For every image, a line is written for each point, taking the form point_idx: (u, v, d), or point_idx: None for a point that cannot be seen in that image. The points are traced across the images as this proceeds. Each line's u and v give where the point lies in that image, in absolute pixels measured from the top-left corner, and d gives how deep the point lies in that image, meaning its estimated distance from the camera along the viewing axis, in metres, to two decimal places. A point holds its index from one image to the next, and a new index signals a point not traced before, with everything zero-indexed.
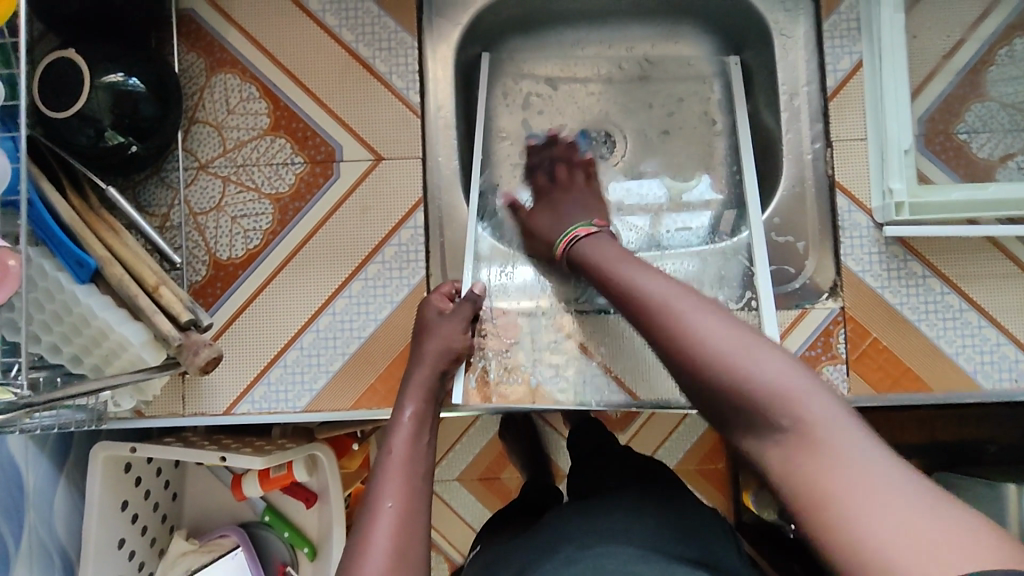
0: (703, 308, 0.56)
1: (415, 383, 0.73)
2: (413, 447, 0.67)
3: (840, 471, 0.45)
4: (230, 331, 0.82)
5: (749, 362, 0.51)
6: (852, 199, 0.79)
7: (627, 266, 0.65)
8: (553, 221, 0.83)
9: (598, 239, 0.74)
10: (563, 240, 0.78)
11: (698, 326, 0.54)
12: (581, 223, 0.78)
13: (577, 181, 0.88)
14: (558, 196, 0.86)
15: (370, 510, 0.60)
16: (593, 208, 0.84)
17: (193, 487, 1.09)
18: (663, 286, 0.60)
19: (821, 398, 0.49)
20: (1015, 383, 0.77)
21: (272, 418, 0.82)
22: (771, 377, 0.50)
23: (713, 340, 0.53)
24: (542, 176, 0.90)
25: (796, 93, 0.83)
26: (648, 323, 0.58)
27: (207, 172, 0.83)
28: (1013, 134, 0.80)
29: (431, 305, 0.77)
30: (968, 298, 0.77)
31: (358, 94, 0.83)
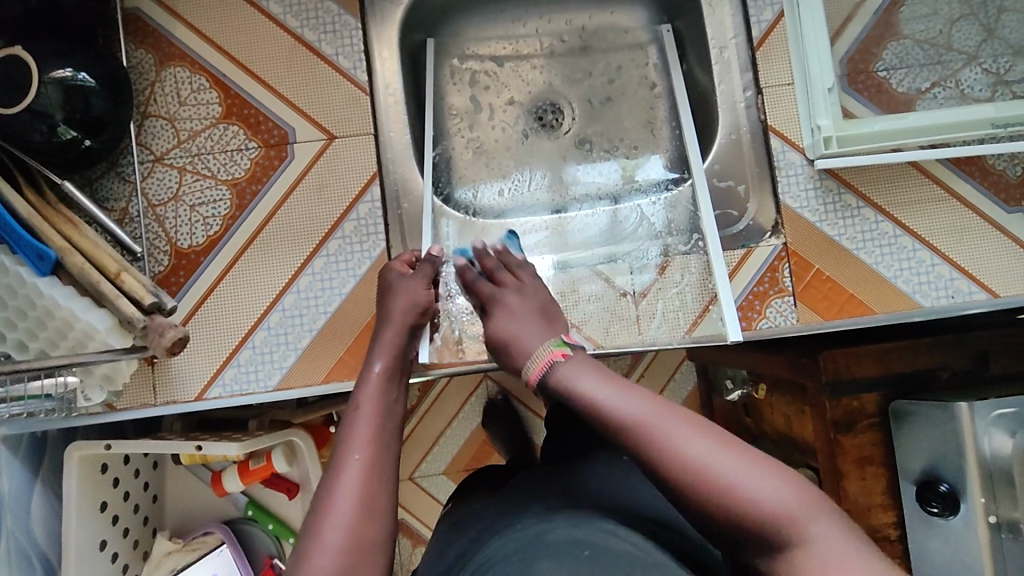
0: (682, 424, 0.57)
1: (384, 342, 0.75)
2: (382, 403, 0.68)
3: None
4: (197, 316, 0.83)
5: (743, 479, 0.54)
6: (785, 140, 0.83)
7: (593, 379, 0.63)
8: (513, 331, 0.73)
9: (576, 363, 0.66)
10: (533, 369, 0.68)
11: (687, 446, 0.55)
12: (555, 341, 0.69)
13: (531, 288, 0.79)
14: (505, 297, 0.78)
15: (337, 462, 0.62)
16: (549, 311, 0.76)
17: (173, 488, 1.09)
18: (649, 411, 0.58)
19: (809, 502, 0.53)
20: (951, 300, 0.82)
21: (244, 399, 0.83)
22: (768, 498, 0.53)
23: (707, 463, 0.55)
24: (487, 284, 0.80)
25: (726, 46, 0.87)
26: (633, 447, 0.58)
27: (162, 164, 0.85)
28: (928, 68, 0.85)
29: (390, 268, 0.80)
30: (901, 225, 0.83)
31: (307, 77, 0.85)
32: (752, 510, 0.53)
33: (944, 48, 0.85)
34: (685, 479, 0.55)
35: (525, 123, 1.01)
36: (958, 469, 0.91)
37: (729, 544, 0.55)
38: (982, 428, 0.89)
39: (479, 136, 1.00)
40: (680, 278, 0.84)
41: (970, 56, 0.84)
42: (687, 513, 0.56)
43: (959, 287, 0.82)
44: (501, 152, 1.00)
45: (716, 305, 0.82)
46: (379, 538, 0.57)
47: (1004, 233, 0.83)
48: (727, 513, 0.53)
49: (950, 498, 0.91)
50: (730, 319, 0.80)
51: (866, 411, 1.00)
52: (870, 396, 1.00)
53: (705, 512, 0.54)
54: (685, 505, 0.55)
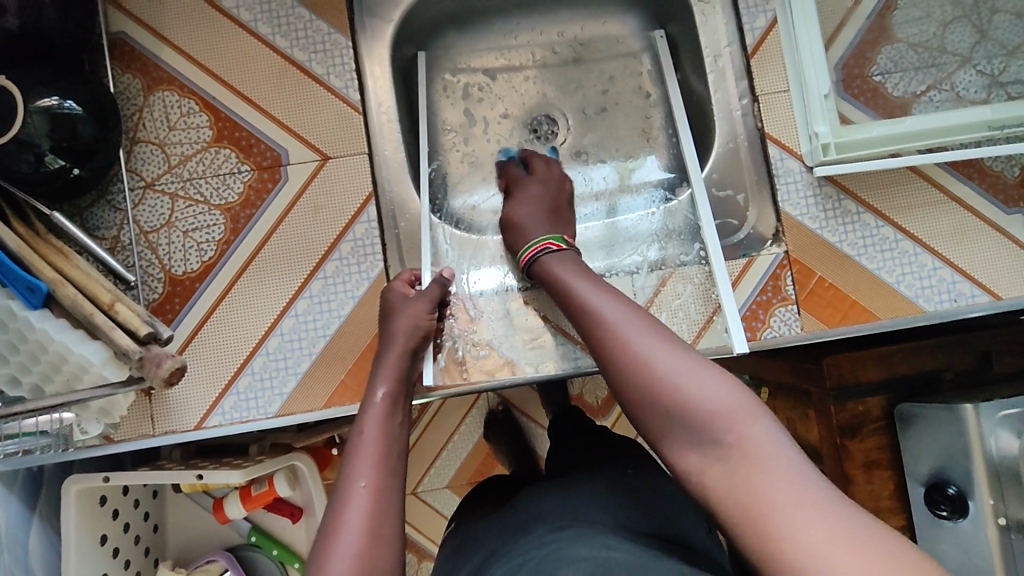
0: (644, 326, 0.62)
1: (387, 366, 0.73)
2: (386, 427, 0.67)
3: (765, 473, 0.51)
4: (193, 343, 0.82)
5: (680, 374, 0.57)
6: (784, 148, 0.83)
7: (577, 280, 0.71)
8: (524, 218, 0.84)
9: (565, 257, 0.75)
10: (527, 250, 0.79)
11: (634, 338, 0.61)
12: (552, 235, 0.80)
13: (553, 177, 0.90)
14: (523, 186, 0.89)
15: (342, 490, 0.60)
16: (562, 217, 0.86)
17: (174, 516, 1.08)
18: (610, 305, 0.65)
19: (739, 405, 0.55)
20: (954, 303, 0.82)
21: (244, 427, 0.82)
22: (702, 393, 0.56)
23: (653, 358, 0.59)
24: (513, 168, 0.93)
25: (720, 54, 0.87)
26: (591, 328, 0.64)
27: (154, 190, 0.84)
28: (923, 71, 0.85)
29: (393, 290, 0.79)
30: (902, 229, 0.82)
31: (298, 98, 0.84)
32: (681, 398, 0.56)
33: (937, 51, 0.85)
34: (629, 372, 0.60)
35: (520, 136, 1.00)
36: (966, 471, 0.91)
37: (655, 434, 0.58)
38: (989, 427, 0.88)
39: (474, 150, 0.99)
40: (683, 288, 0.83)
41: (964, 58, 0.84)
42: (623, 398, 0.60)
43: (962, 291, 0.82)
44: (497, 165, 0.99)
45: (720, 314, 0.81)
46: (388, 570, 0.56)
47: (1003, 234, 0.83)
48: (665, 402, 0.57)
49: (959, 501, 0.91)
50: (735, 330, 0.79)
51: (872, 415, 1.00)
52: (876, 399, 1.00)
53: (637, 398, 0.59)
54: (623, 390, 0.60)
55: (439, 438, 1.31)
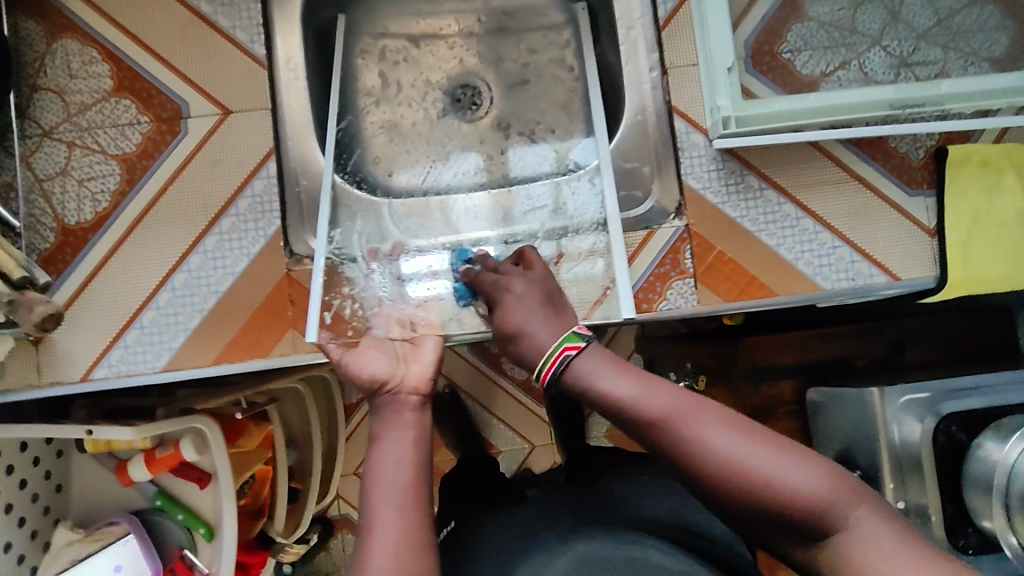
0: (710, 420, 0.57)
1: (388, 398, 0.65)
2: (402, 464, 0.58)
3: (882, 560, 0.50)
4: (83, 295, 0.81)
5: (774, 470, 0.54)
6: (688, 122, 0.82)
7: (618, 377, 0.63)
8: (521, 321, 0.70)
9: (590, 354, 0.65)
10: (545, 368, 0.66)
11: (710, 441, 0.56)
12: (566, 335, 0.67)
13: (538, 272, 0.77)
14: (506, 288, 0.75)
15: (365, 535, 0.53)
16: (554, 298, 0.74)
17: (80, 479, 1.07)
18: (675, 407, 0.58)
19: (838, 489, 0.53)
20: (852, 283, 0.82)
21: (131, 381, 0.81)
22: (808, 488, 0.53)
23: (736, 458, 0.55)
24: (490, 275, 0.79)
25: (633, 26, 0.86)
26: (662, 441, 0.58)
27: (50, 138, 0.82)
28: (832, 50, 0.84)
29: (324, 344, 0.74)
30: (803, 207, 0.82)
31: (202, 50, 0.83)
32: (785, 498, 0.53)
33: (848, 31, 0.84)
34: (718, 481, 0.55)
35: (442, 105, 0.99)
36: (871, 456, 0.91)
37: (777, 539, 0.55)
38: (893, 414, 0.85)
39: (392, 118, 0.98)
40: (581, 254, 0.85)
41: (873, 39, 0.84)
42: (716, 505, 0.57)
43: (861, 270, 0.82)
44: (417, 133, 0.98)
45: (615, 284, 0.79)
46: None
47: (905, 216, 0.83)
48: (773, 509, 0.54)
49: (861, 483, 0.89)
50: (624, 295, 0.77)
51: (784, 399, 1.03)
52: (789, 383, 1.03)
53: (735, 502, 0.55)
54: (715, 498, 0.56)
55: None
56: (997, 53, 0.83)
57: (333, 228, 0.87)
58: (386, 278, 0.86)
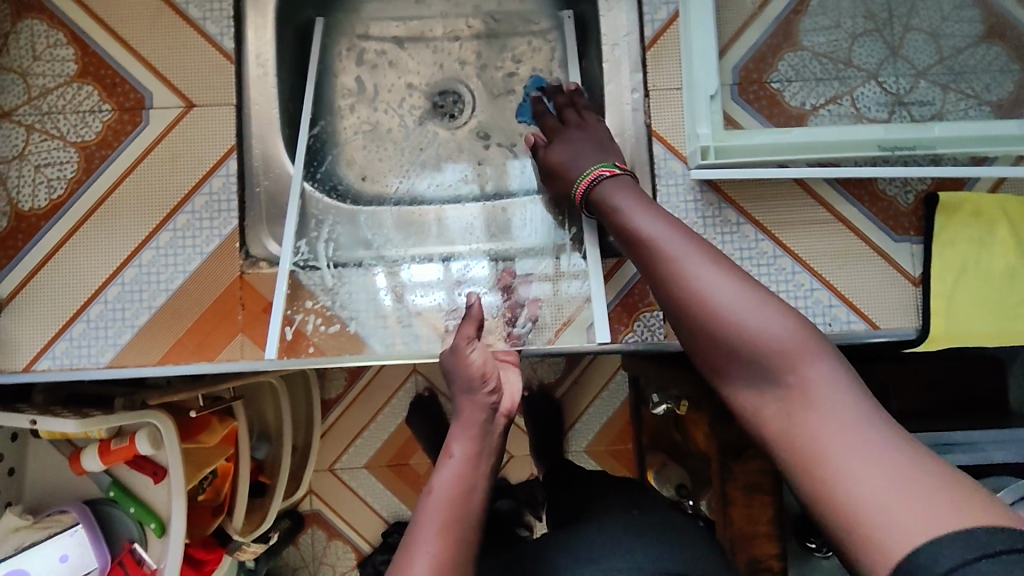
0: (701, 254, 0.61)
1: (466, 422, 0.68)
2: (462, 487, 0.62)
3: (823, 420, 0.49)
4: (31, 285, 0.79)
5: (748, 316, 0.55)
6: (668, 147, 0.79)
7: (650, 217, 0.66)
8: (569, 156, 0.78)
9: (618, 181, 0.72)
10: (581, 184, 0.75)
11: (696, 277, 0.59)
12: (603, 163, 0.74)
13: (590, 123, 0.80)
14: (567, 133, 0.80)
15: (405, 553, 0.57)
16: (608, 143, 0.77)
17: (35, 463, 1.05)
18: (672, 234, 0.63)
19: (812, 346, 0.53)
20: (828, 327, 0.78)
21: (74, 375, 0.78)
22: (773, 340, 0.54)
23: (717, 302, 0.57)
24: (556, 119, 0.83)
25: (618, 43, 0.82)
26: (655, 258, 0.63)
27: (10, 120, 0.80)
28: (825, 82, 0.80)
29: (458, 333, 0.74)
30: (781, 244, 0.78)
31: (170, 41, 0.80)
32: (751, 342, 0.55)
33: (843, 63, 0.80)
34: (695, 317, 0.58)
35: (422, 109, 0.96)
36: None
37: (739, 383, 0.56)
38: None
39: (371, 119, 0.95)
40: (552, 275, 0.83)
41: (869, 74, 0.80)
42: (692, 341, 0.59)
43: (838, 315, 0.78)
44: (395, 137, 0.95)
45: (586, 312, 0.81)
46: None
47: (890, 263, 0.79)
48: (730, 338, 0.56)
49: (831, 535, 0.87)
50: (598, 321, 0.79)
51: None
52: None
53: (712, 327, 0.57)
54: (694, 334, 0.59)
55: (364, 416, 1.42)
56: (998, 97, 0.79)
57: (299, 239, 0.84)
58: (357, 280, 0.84)
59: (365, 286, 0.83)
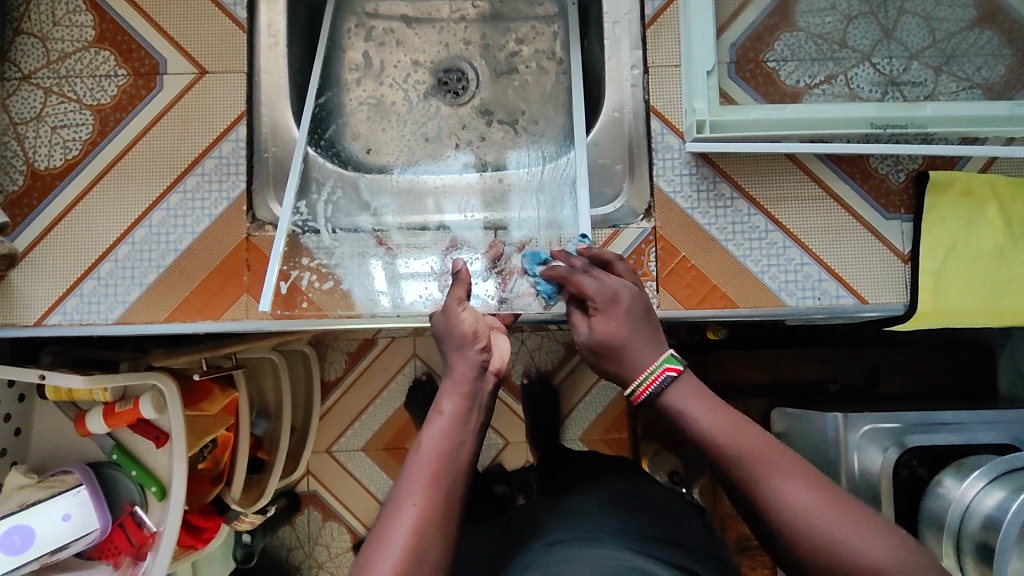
0: (794, 477, 0.57)
1: (458, 380, 0.69)
2: (450, 444, 0.63)
3: None
4: (44, 242, 0.81)
5: (850, 540, 0.54)
6: (665, 122, 0.81)
7: (705, 412, 0.62)
8: (616, 333, 0.66)
9: (687, 384, 0.64)
10: (641, 386, 0.65)
11: (791, 497, 0.56)
12: (665, 355, 0.65)
13: (621, 283, 0.69)
14: (609, 302, 0.68)
15: (393, 504, 0.59)
16: (652, 323, 0.68)
17: (40, 425, 1.07)
18: (760, 454, 0.59)
19: (918, 567, 0.53)
20: (817, 302, 0.80)
21: (83, 331, 0.81)
22: (878, 562, 0.53)
23: (816, 522, 0.55)
24: (584, 279, 0.70)
25: (619, 21, 0.85)
26: (742, 482, 0.59)
27: (30, 83, 0.83)
28: (819, 63, 0.82)
29: (452, 301, 0.73)
30: (773, 220, 0.80)
31: (184, 9, 0.83)
32: (854, 572, 0.53)
33: (837, 45, 0.82)
34: (794, 543, 0.55)
35: (428, 86, 0.99)
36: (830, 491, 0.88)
37: None
38: (855, 439, 0.87)
39: (377, 95, 0.98)
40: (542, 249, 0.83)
41: (863, 55, 0.82)
42: (783, 557, 0.57)
43: (827, 290, 0.80)
44: (400, 113, 0.98)
45: None
46: None
47: (880, 240, 0.80)
48: (831, 562, 0.54)
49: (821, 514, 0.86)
50: None
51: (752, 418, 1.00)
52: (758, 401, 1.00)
53: (807, 564, 0.55)
54: (783, 550, 0.56)
55: (362, 399, 1.44)
56: (989, 79, 0.81)
57: (300, 200, 0.85)
58: (354, 246, 0.84)
59: (365, 251, 0.84)
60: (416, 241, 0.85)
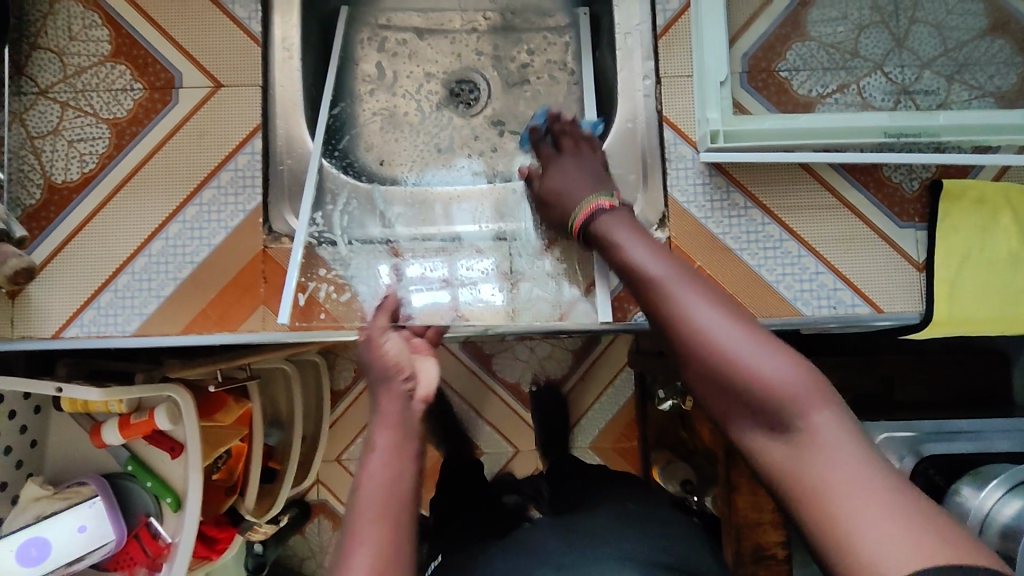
0: (703, 296, 0.66)
1: (390, 410, 0.68)
2: (392, 475, 0.63)
3: (823, 456, 0.55)
4: (61, 255, 0.82)
5: (750, 356, 0.61)
6: (678, 132, 0.82)
7: (640, 249, 0.72)
8: (562, 185, 0.81)
9: (618, 216, 0.76)
10: (581, 211, 0.78)
11: (697, 311, 0.64)
12: (603, 192, 0.78)
13: (584, 152, 0.83)
14: (562, 165, 0.83)
15: (343, 550, 0.57)
16: (601, 174, 0.81)
17: (56, 436, 1.08)
18: (673, 274, 0.68)
19: (811, 384, 0.59)
20: (833, 310, 0.80)
21: (100, 343, 0.81)
22: (775, 377, 0.59)
23: (717, 334, 0.63)
24: (550, 147, 0.86)
25: (631, 32, 0.85)
26: (659, 301, 0.67)
27: (46, 97, 0.84)
28: (832, 72, 0.82)
29: (375, 322, 0.77)
30: (788, 229, 0.81)
31: (199, 24, 0.84)
32: (750, 383, 0.60)
33: (849, 54, 0.82)
34: (700, 350, 0.63)
35: (440, 97, 0.99)
36: None
37: (734, 418, 0.62)
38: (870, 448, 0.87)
39: (389, 106, 0.98)
40: (551, 262, 0.85)
41: (875, 64, 0.82)
42: (688, 372, 0.65)
43: (842, 298, 0.80)
44: (412, 123, 0.98)
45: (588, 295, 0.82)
46: None
47: (895, 249, 0.80)
48: (730, 379, 0.61)
49: None
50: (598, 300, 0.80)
51: None
52: None
53: (712, 377, 0.62)
54: (694, 371, 0.64)
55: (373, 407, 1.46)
56: (1001, 88, 0.81)
57: (316, 211, 0.86)
58: (369, 257, 0.85)
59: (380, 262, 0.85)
60: (423, 251, 0.87)
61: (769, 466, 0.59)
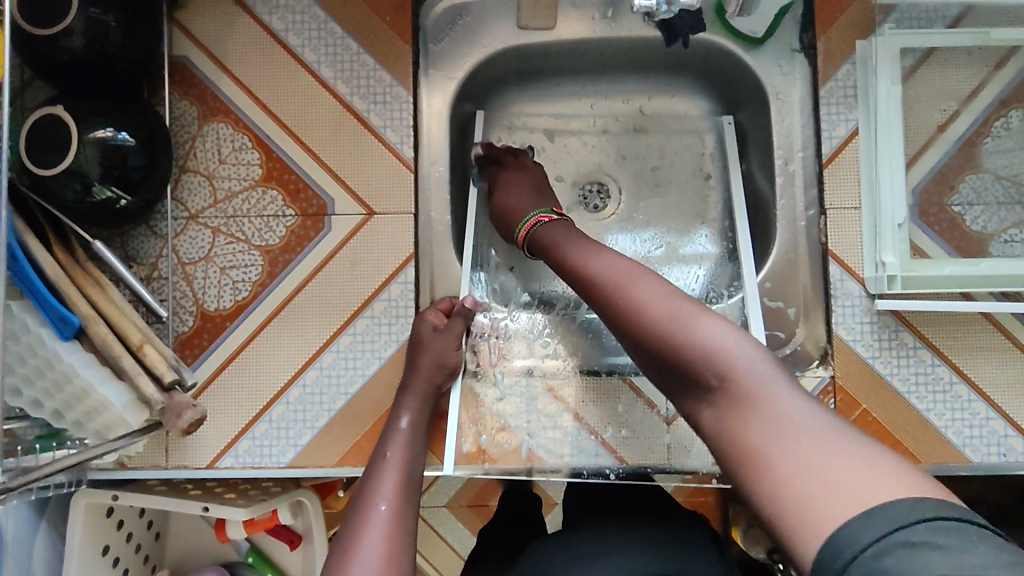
0: (646, 281, 0.61)
1: (412, 394, 0.77)
2: (410, 454, 0.71)
3: (762, 410, 0.50)
4: (213, 385, 0.81)
5: (681, 322, 0.56)
6: (845, 268, 0.79)
7: (586, 252, 0.68)
8: (517, 201, 0.82)
9: (556, 225, 0.75)
10: (525, 226, 0.78)
11: (633, 295, 0.60)
12: (544, 208, 0.79)
13: (528, 165, 0.88)
14: (507, 175, 0.86)
15: (363, 507, 0.62)
16: (545, 190, 0.85)
17: (176, 527, 1.08)
18: (617, 269, 0.63)
19: (740, 344, 0.54)
20: (1003, 458, 0.76)
21: (256, 472, 0.81)
22: (711, 339, 0.54)
23: (647, 306, 0.59)
24: (495, 168, 0.89)
25: (791, 158, 0.83)
26: (587, 295, 0.65)
27: (196, 222, 0.82)
28: (1007, 207, 0.79)
29: (424, 320, 0.80)
30: (958, 370, 0.78)
31: (351, 148, 0.82)
32: (682, 347, 0.55)
33: None
34: (629, 322, 0.60)
35: (569, 200, 0.96)
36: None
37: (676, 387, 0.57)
38: None
39: None
40: None
41: None
42: (634, 349, 0.61)
43: (1013, 445, 0.76)
44: None
45: None
46: None
47: None
48: (665, 350, 0.57)
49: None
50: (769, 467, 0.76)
51: None
52: None
53: (654, 355, 0.58)
54: (632, 343, 0.60)
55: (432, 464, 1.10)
56: None
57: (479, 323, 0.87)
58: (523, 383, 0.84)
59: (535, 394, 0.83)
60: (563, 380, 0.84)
61: (707, 425, 0.54)
